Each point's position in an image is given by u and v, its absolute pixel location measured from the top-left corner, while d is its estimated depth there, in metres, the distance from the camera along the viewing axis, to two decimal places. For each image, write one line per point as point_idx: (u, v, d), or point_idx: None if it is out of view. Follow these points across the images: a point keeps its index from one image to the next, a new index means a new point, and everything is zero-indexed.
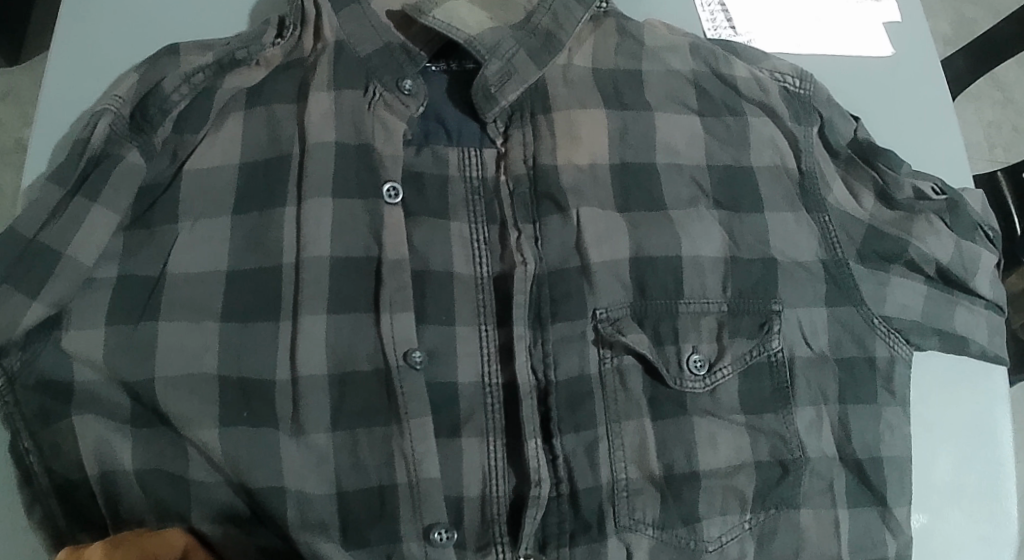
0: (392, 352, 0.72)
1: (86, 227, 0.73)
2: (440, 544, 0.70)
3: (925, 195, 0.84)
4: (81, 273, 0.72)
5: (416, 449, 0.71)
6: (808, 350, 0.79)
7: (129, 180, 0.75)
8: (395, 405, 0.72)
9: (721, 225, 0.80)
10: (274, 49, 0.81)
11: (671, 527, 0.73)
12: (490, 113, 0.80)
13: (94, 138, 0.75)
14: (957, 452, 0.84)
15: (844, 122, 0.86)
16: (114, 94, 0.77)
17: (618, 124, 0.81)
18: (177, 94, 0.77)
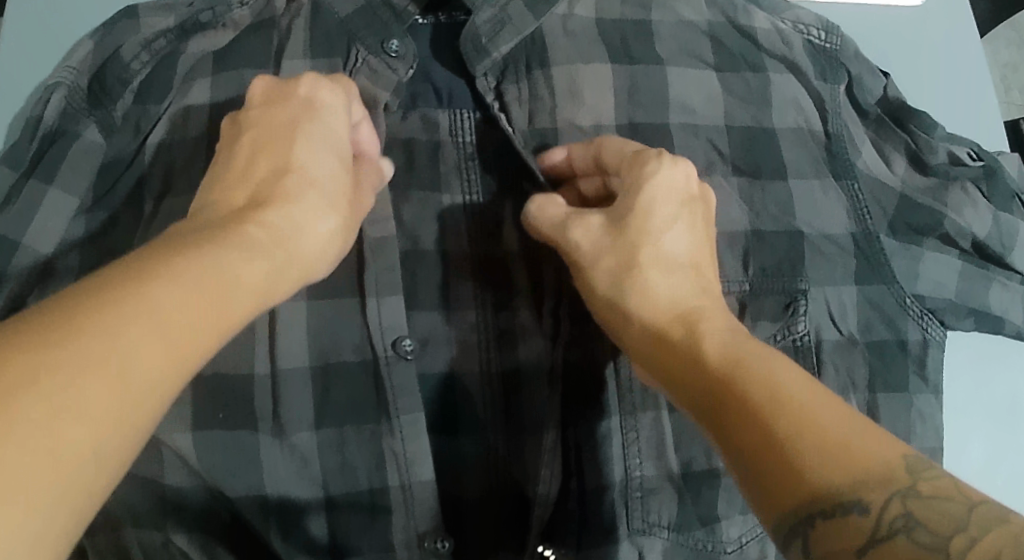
0: (381, 340, 0.64)
1: (46, 211, 0.67)
2: (436, 552, 0.64)
3: (961, 162, 0.77)
4: (40, 263, 0.67)
5: (407, 448, 0.64)
6: (836, 333, 0.73)
7: (89, 161, 0.68)
8: (383, 399, 0.64)
9: (742, 196, 0.73)
10: (245, 9, 0.72)
11: (688, 529, 0.66)
12: (480, 66, 0.70)
13: (48, 114, 0.67)
14: (988, 438, 0.79)
15: (874, 80, 0.78)
16: (68, 64, 0.68)
17: (626, 82, 0.72)
18: (137, 62, 0.69)
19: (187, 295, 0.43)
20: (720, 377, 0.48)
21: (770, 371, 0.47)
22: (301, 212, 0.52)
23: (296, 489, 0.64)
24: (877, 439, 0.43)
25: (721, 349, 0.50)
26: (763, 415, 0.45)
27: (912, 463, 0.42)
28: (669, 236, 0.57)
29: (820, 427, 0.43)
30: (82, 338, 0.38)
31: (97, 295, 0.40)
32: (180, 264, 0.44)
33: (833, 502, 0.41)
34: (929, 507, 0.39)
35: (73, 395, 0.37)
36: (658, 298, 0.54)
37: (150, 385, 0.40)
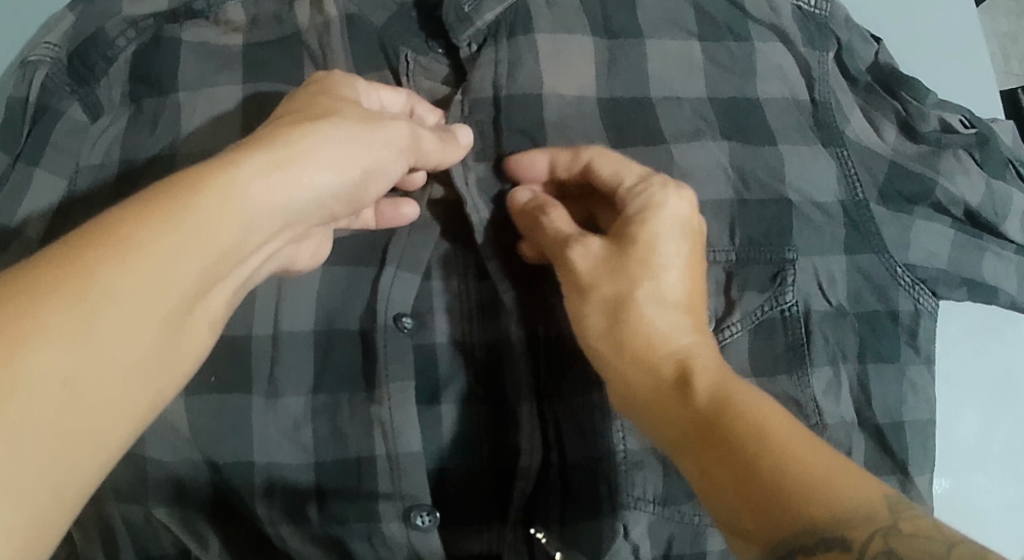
0: (382, 311, 0.63)
1: (32, 193, 0.65)
2: (424, 528, 0.62)
3: (952, 128, 0.76)
4: (24, 245, 0.65)
5: (394, 418, 0.62)
6: (825, 303, 0.71)
7: (76, 140, 0.66)
8: (373, 369, 0.63)
9: (729, 164, 0.71)
10: (239, 4, 0.70)
11: (675, 502, 0.65)
12: (462, 36, 0.69)
13: (31, 91, 0.64)
14: (983, 410, 0.78)
15: (865, 45, 0.77)
16: (47, 41, 0.65)
17: (605, 56, 0.71)
18: (123, 39, 0.67)
19: (162, 230, 0.42)
20: (708, 416, 0.48)
21: (757, 408, 0.47)
22: (305, 135, 0.50)
23: (277, 460, 0.63)
24: (861, 478, 0.43)
25: (710, 386, 0.50)
26: (752, 454, 0.45)
27: (894, 500, 0.42)
28: (668, 277, 0.56)
29: (806, 465, 0.43)
30: (44, 281, 0.38)
31: (66, 242, 0.40)
32: (157, 198, 0.43)
33: (821, 537, 0.40)
34: (912, 546, 0.39)
35: (37, 334, 0.37)
36: (656, 332, 0.54)
37: (125, 320, 0.40)
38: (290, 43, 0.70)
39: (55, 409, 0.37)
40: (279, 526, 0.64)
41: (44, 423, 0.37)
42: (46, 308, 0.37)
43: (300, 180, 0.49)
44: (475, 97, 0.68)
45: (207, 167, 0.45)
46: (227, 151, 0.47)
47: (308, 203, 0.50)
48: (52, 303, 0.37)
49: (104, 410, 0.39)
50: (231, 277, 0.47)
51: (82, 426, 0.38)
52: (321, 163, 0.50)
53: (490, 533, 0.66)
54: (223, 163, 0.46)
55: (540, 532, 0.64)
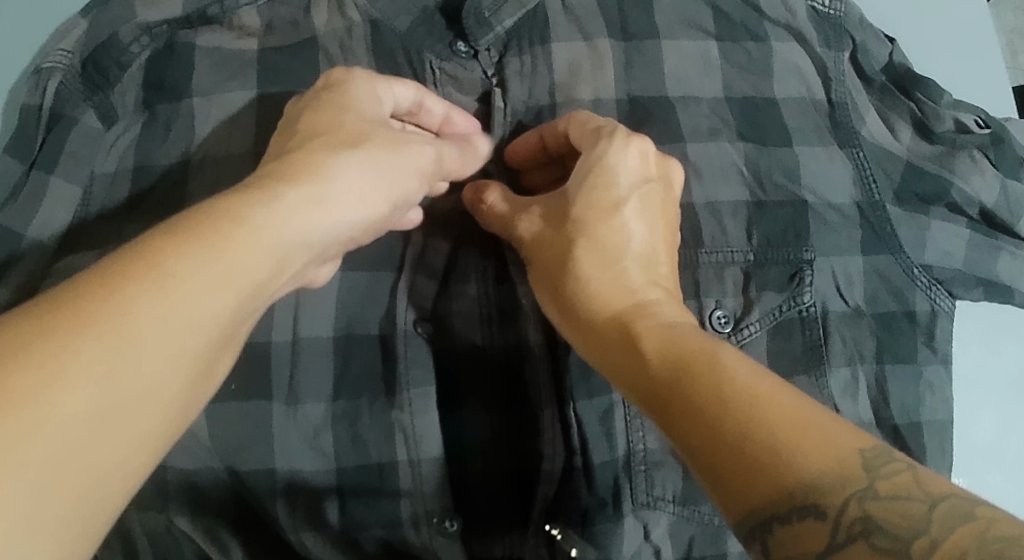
0: (401, 316, 0.64)
1: (49, 200, 0.65)
2: (450, 534, 0.64)
3: (968, 129, 0.75)
4: (45, 254, 0.65)
5: (416, 424, 0.62)
6: (842, 304, 0.72)
7: (89, 146, 0.66)
8: (393, 375, 0.63)
9: (745, 166, 0.72)
10: (253, 11, 0.70)
11: (694, 502, 0.65)
12: (482, 41, 0.70)
13: (46, 99, 0.65)
14: (1000, 410, 0.78)
15: (879, 45, 0.77)
16: (62, 49, 0.66)
17: (621, 57, 0.71)
18: (137, 46, 0.67)
19: (202, 266, 0.42)
20: (663, 378, 0.48)
21: (725, 362, 0.47)
22: (327, 167, 0.51)
23: (297, 465, 0.63)
24: (836, 432, 0.41)
25: (666, 344, 0.50)
26: (713, 416, 0.44)
27: (875, 454, 0.40)
28: (625, 215, 0.58)
29: (773, 425, 0.42)
30: (86, 315, 0.38)
31: (103, 273, 0.40)
32: (195, 229, 0.43)
33: (791, 505, 0.40)
34: (886, 507, 0.38)
35: (81, 372, 0.37)
36: (627, 281, 0.56)
37: (164, 356, 0.40)
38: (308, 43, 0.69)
39: (98, 446, 0.37)
40: (301, 533, 0.64)
41: (87, 460, 0.36)
42: (88, 342, 0.37)
43: (329, 212, 0.50)
44: (512, 106, 0.69)
45: (243, 203, 0.46)
46: (258, 187, 0.48)
47: (332, 234, 0.51)
48: (95, 338, 0.37)
49: (141, 445, 0.39)
50: (261, 308, 0.48)
51: (122, 458, 0.38)
52: (346, 193, 0.51)
53: (512, 538, 0.66)
54: (263, 200, 0.47)
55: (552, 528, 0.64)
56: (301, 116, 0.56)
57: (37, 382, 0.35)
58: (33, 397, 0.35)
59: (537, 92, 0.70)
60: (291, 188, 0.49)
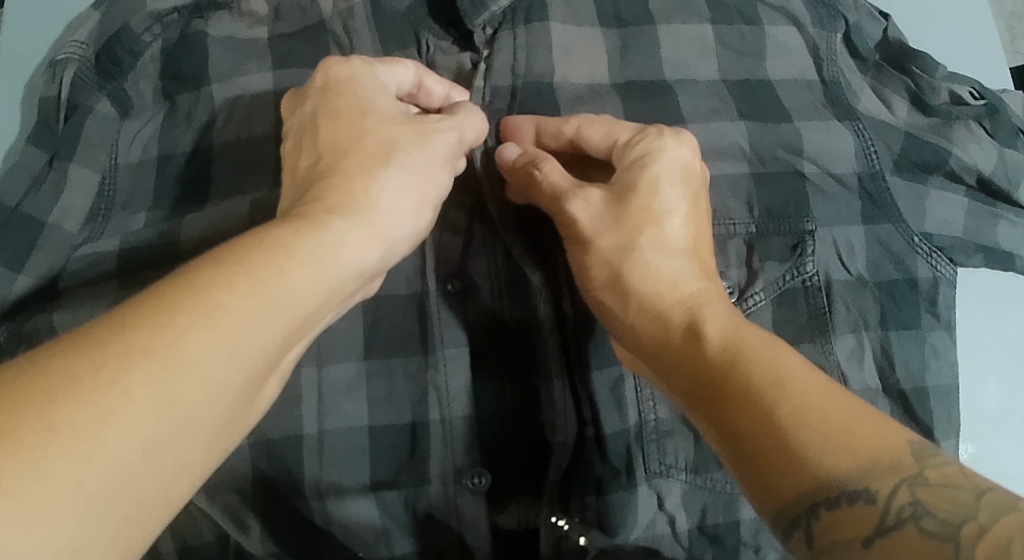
0: (431, 276, 0.66)
1: (71, 190, 0.68)
2: (474, 489, 0.65)
3: (963, 100, 0.76)
4: (67, 242, 0.67)
5: (450, 382, 0.65)
6: (845, 273, 0.73)
7: (106, 133, 0.68)
8: (427, 333, 0.66)
9: (748, 138, 0.73)
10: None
11: (706, 470, 0.67)
12: (477, 20, 0.70)
13: (63, 89, 0.68)
14: (1006, 374, 0.79)
15: (873, 23, 0.79)
16: (76, 39, 0.68)
17: (616, 41, 0.73)
18: (149, 34, 0.69)
19: (250, 299, 0.43)
20: (720, 369, 0.50)
21: (778, 361, 0.48)
22: (362, 197, 0.52)
23: (328, 425, 0.64)
24: (883, 430, 0.44)
25: (726, 332, 0.51)
26: (767, 404, 0.46)
27: (919, 447, 0.44)
28: (670, 221, 0.58)
29: (823, 414, 0.44)
30: (134, 344, 0.39)
31: (153, 300, 0.41)
32: (243, 259, 0.44)
33: (842, 490, 0.42)
34: (936, 494, 0.40)
35: (126, 408, 0.37)
36: (662, 281, 0.56)
37: (207, 387, 0.41)
38: (315, 36, 0.71)
39: (133, 479, 0.38)
40: (320, 501, 0.64)
41: (144, 501, 0.39)
42: (134, 375, 0.38)
43: (375, 244, 0.51)
44: (496, 84, 0.69)
45: (288, 231, 0.47)
46: (301, 218, 0.49)
47: (373, 263, 0.52)
48: (142, 369, 0.38)
49: (176, 474, 0.40)
50: (305, 336, 0.48)
51: (157, 489, 0.39)
52: (392, 219, 0.53)
53: (523, 505, 0.67)
54: (309, 230, 0.48)
55: (562, 520, 0.65)
56: (312, 133, 0.56)
57: (80, 410, 0.36)
58: (82, 424, 0.36)
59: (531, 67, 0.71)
60: (330, 213, 0.50)
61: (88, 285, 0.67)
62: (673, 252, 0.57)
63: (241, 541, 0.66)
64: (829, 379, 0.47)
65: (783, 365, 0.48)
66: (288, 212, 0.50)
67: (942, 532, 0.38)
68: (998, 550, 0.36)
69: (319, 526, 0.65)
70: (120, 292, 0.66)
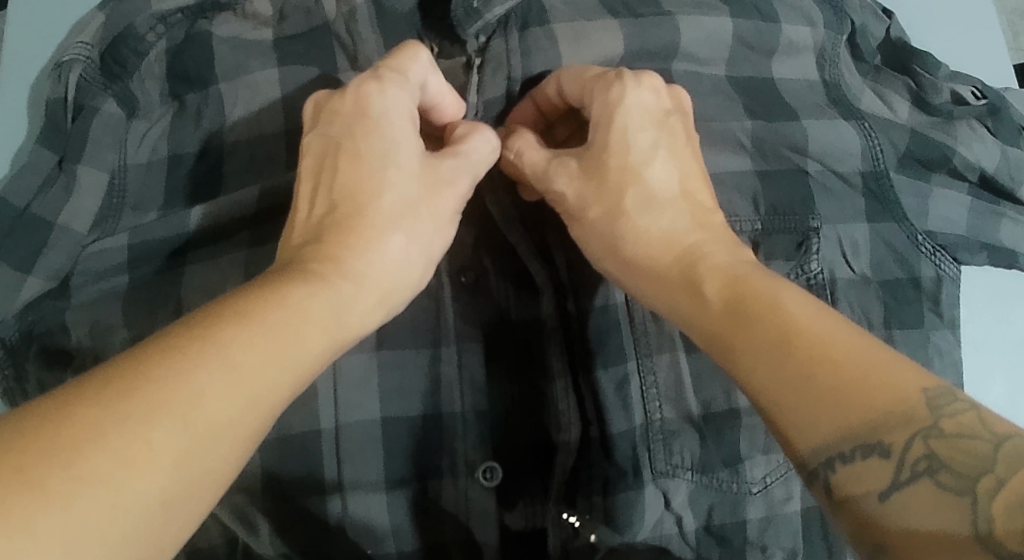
0: (445, 268, 0.67)
1: (80, 192, 0.67)
2: (483, 483, 0.66)
3: (964, 99, 0.77)
4: (77, 244, 0.67)
5: (460, 376, 0.67)
6: (849, 271, 0.73)
7: (113, 133, 0.68)
8: (441, 328, 0.67)
9: (753, 136, 0.73)
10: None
11: (712, 470, 0.67)
12: (471, 29, 0.69)
13: (68, 90, 0.68)
14: (1010, 372, 0.79)
15: (876, 22, 0.80)
16: (80, 41, 0.68)
17: (632, 29, 0.71)
18: (152, 35, 0.69)
19: (269, 358, 0.44)
20: (729, 324, 0.50)
21: (783, 306, 0.48)
22: (372, 258, 0.54)
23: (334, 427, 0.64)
24: (899, 371, 0.43)
25: (732, 283, 0.52)
26: (777, 356, 0.46)
27: (941, 393, 0.42)
28: (650, 170, 0.58)
29: (833, 364, 0.44)
30: (158, 398, 0.39)
31: (178, 351, 0.41)
32: (263, 315, 0.45)
33: (857, 443, 0.42)
34: (952, 446, 0.40)
35: (151, 462, 0.38)
36: (652, 239, 0.57)
37: (226, 445, 0.41)
38: (321, 40, 0.71)
39: (152, 531, 0.38)
40: (327, 500, 0.64)
41: (157, 555, 0.39)
42: (159, 430, 0.38)
43: (380, 303, 0.53)
44: (488, 96, 0.70)
45: (303, 289, 0.48)
46: (314, 275, 0.50)
47: (377, 319, 0.53)
48: (168, 423, 0.39)
49: (188, 527, 0.40)
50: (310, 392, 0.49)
51: (172, 540, 0.39)
52: (397, 278, 0.55)
53: (530, 505, 0.67)
54: (323, 290, 0.50)
55: (570, 516, 0.66)
56: (327, 172, 0.57)
57: (106, 461, 0.36)
58: (106, 475, 0.36)
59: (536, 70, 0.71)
60: (342, 275, 0.52)
61: (100, 281, 0.68)
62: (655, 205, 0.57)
63: (248, 541, 0.66)
64: (844, 321, 0.47)
65: (791, 313, 0.48)
66: (299, 263, 0.51)
67: (959, 488, 0.39)
68: (1013, 510, 0.37)
69: (329, 524, 0.65)
70: (127, 292, 0.68)
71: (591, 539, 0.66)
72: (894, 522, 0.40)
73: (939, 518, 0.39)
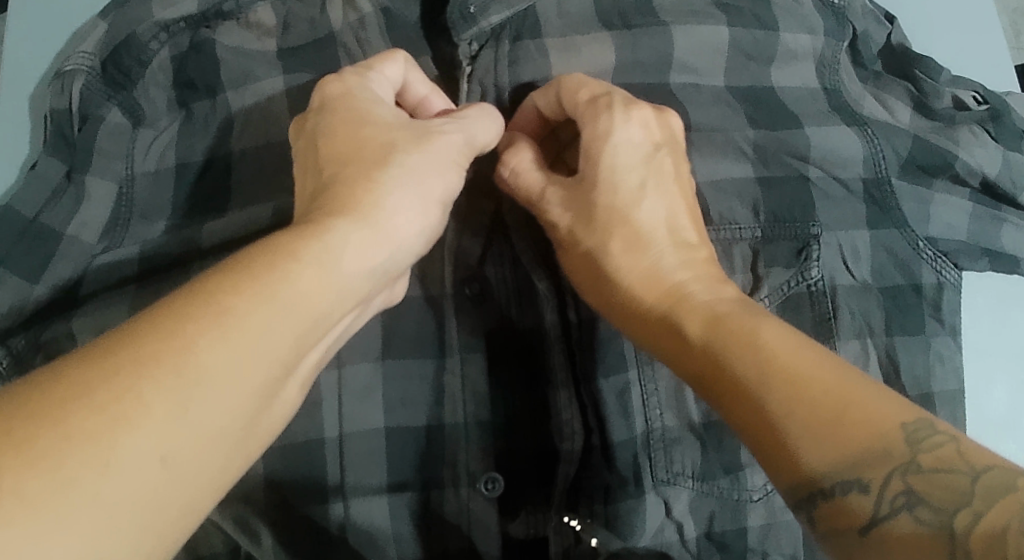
0: (448, 276, 0.67)
1: (86, 200, 0.69)
2: (485, 493, 0.66)
3: (966, 105, 0.77)
4: (84, 252, 0.69)
5: (464, 391, 0.67)
6: (850, 279, 0.73)
7: (119, 143, 0.69)
8: (443, 335, 0.67)
9: (751, 146, 0.73)
10: (268, 5, 0.72)
11: (713, 478, 0.67)
12: (465, 34, 0.70)
13: (72, 100, 0.69)
14: (1012, 376, 0.79)
15: (878, 28, 0.80)
16: (84, 51, 0.69)
17: (627, 43, 0.72)
18: (156, 42, 0.70)
19: (260, 303, 0.43)
20: (712, 358, 0.52)
21: (760, 341, 0.50)
22: (368, 198, 0.52)
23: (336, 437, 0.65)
24: (879, 404, 0.45)
25: (713, 320, 0.54)
26: (756, 394, 0.48)
27: (918, 427, 0.44)
28: (640, 209, 0.59)
29: (812, 402, 0.46)
30: (146, 352, 0.39)
31: (166, 307, 0.42)
32: (258, 268, 0.45)
33: (858, 471, 0.44)
34: (930, 482, 0.41)
35: (142, 413, 0.38)
36: (642, 271, 0.59)
37: (222, 390, 0.41)
38: (325, 48, 0.71)
39: (155, 482, 0.38)
40: (329, 506, 0.65)
41: (167, 505, 0.39)
42: (149, 382, 0.39)
43: (385, 244, 0.52)
44: (478, 97, 0.71)
45: (301, 238, 0.48)
46: (313, 223, 0.49)
47: (383, 264, 0.52)
48: (157, 375, 0.39)
49: (198, 475, 0.40)
50: (321, 339, 0.48)
51: (180, 489, 0.40)
52: (401, 220, 0.53)
53: (532, 512, 0.67)
54: (317, 234, 0.48)
55: (572, 520, 0.66)
56: (314, 147, 0.56)
57: (97, 417, 0.37)
58: (98, 430, 0.37)
59: (539, 78, 0.71)
60: (339, 217, 0.50)
61: (110, 290, 0.69)
62: (641, 243, 0.59)
63: (247, 549, 0.66)
64: (813, 347, 0.49)
65: (769, 348, 0.50)
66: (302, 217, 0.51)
67: (935, 522, 0.40)
68: (992, 543, 0.37)
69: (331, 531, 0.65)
70: (136, 295, 0.68)
71: (591, 543, 0.66)
72: (875, 552, 0.41)
73: (919, 548, 0.40)
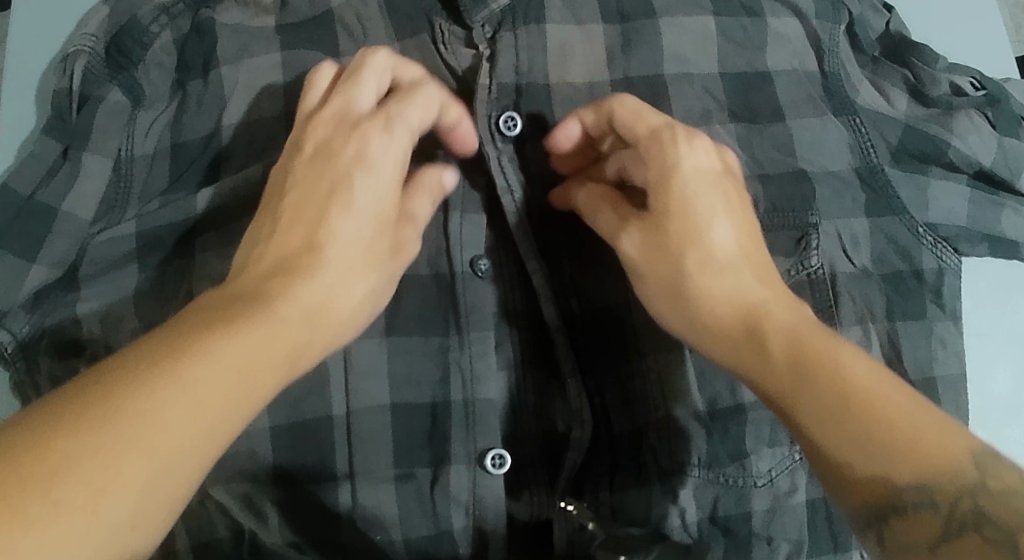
0: (458, 257, 0.68)
1: (82, 180, 0.69)
2: (492, 472, 0.65)
3: (962, 93, 0.78)
4: (80, 230, 0.69)
5: (474, 365, 0.66)
6: (849, 266, 0.73)
7: (117, 121, 0.70)
8: (455, 315, 0.67)
9: (741, 144, 0.73)
10: None
11: (719, 466, 0.68)
12: (477, 17, 0.70)
13: (73, 83, 0.70)
14: (1014, 361, 0.80)
15: (877, 15, 0.81)
16: (87, 32, 0.71)
17: (617, 37, 0.72)
18: (157, 26, 0.71)
19: (241, 369, 0.45)
20: (787, 381, 0.50)
21: (847, 365, 0.49)
22: (331, 258, 0.53)
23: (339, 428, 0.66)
24: (947, 435, 0.46)
25: (790, 339, 0.51)
26: (835, 426, 0.47)
27: (984, 456, 0.45)
28: (713, 233, 0.56)
29: (894, 419, 0.46)
30: (131, 408, 0.40)
31: (149, 362, 0.42)
32: (223, 326, 0.46)
33: (919, 492, 0.45)
34: (1004, 504, 0.43)
35: (125, 477, 0.39)
36: (722, 301, 0.55)
37: (203, 453, 0.43)
38: (330, 34, 0.73)
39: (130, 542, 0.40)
40: (338, 487, 0.65)
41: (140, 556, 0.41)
42: (133, 439, 0.40)
43: (353, 303, 0.54)
44: (502, 80, 0.69)
45: (263, 306, 0.48)
46: (284, 283, 0.51)
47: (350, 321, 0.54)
48: (145, 441, 0.40)
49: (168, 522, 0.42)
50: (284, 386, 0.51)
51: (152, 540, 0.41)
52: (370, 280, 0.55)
53: (536, 500, 0.67)
54: (289, 299, 0.50)
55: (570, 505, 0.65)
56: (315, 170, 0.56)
57: (81, 481, 0.38)
58: (82, 491, 0.38)
59: (535, 69, 0.70)
60: (311, 273, 0.52)
61: (110, 269, 0.70)
62: (709, 268, 0.55)
63: (254, 531, 0.66)
64: (897, 381, 0.48)
65: (847, 364, 0.49)
66: (267, 270, 0.52)
67: (1001, 541, 0.42)
68: None
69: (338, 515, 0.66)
70: (149, 277, 0.70)
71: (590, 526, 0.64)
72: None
73: None
